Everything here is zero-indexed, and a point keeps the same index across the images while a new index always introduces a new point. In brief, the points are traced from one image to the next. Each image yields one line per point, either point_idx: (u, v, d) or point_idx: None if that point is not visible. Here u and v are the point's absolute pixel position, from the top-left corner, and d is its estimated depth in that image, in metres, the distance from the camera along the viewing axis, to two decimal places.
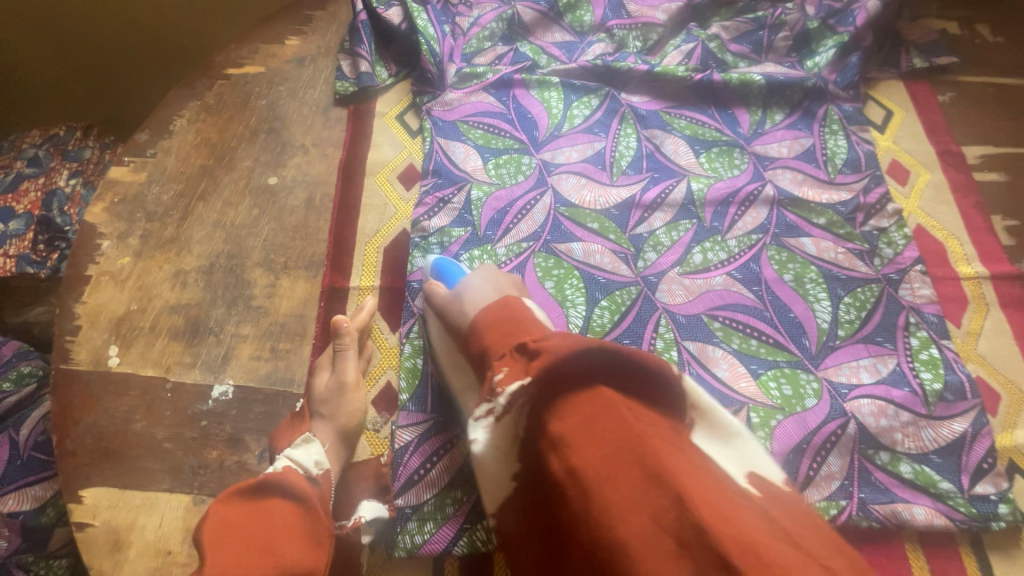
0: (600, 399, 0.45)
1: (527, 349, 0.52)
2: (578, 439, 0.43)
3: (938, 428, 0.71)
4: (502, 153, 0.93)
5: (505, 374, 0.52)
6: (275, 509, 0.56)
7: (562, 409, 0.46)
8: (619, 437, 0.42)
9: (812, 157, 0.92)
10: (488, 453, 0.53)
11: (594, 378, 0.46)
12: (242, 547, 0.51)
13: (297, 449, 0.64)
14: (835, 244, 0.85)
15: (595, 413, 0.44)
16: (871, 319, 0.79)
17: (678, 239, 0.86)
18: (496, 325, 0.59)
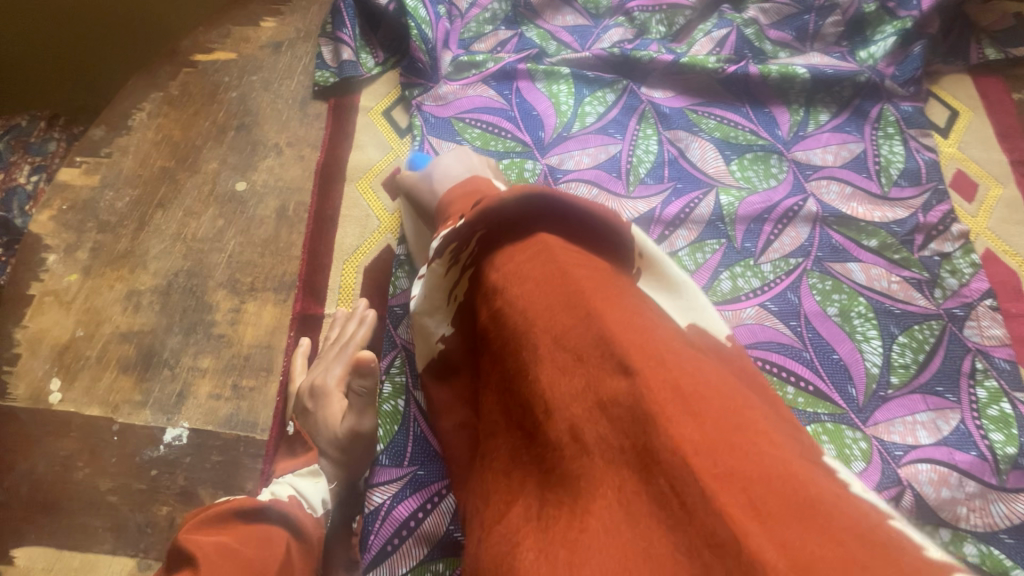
0: (538, 244, 0.35)
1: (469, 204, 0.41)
2: (508, 279, 0.35)
3: (1010, 503, 0.60)
4: (502, 157, 0.81)
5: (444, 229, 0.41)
6: (274, 539, 0.51)
7: (493, 258, 0.37)
8: (549, 278, 0.33)
9: (863, 166, 0.79)
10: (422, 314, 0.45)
11: (536, 224, 0.36)
12: (245, 570, 0.45)
13: (305, 481, 0.60)
14: (888, 272, 0.73)
15: (531, 259, 0.35)
16: (930, 364, 0.68)
17: (703, 262, 0.74)
18: (459, 195, 0.47)
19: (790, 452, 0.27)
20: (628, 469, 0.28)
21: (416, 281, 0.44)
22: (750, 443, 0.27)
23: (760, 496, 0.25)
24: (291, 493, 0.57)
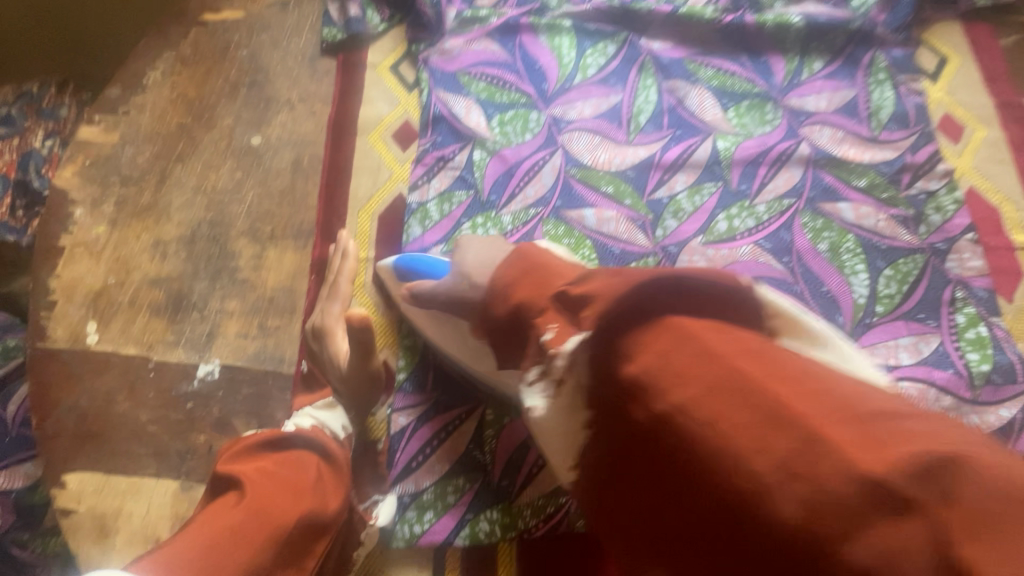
0: (674, 331, 0.38)
1: (570, 300, 0.45)
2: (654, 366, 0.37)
3: (983, 414, 0.66)
4: (507, 108, 0.84)
5: (554, 333, 0.45)
6: (303, 462, 0.54)
7: (638, 340, 0.39)
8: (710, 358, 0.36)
9: (854, 112, 0.82)
10: (548, 419, 0.46)
11: (665, 310, 0.39)
12: (275, 489, 0.50)
13: (324, 411, 0.63)
14: (876, 210, 0.76)
15: (672, 348, 0.37)
16: (913, 294, 0.72)
17: (700, 204, 0.78)
18: (520, 274, 0.50)
19: (992, 468, 0.29)
20: (857, 532, 0.29)
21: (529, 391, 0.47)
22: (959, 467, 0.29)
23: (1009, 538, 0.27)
24: (312, 422, 0.61)
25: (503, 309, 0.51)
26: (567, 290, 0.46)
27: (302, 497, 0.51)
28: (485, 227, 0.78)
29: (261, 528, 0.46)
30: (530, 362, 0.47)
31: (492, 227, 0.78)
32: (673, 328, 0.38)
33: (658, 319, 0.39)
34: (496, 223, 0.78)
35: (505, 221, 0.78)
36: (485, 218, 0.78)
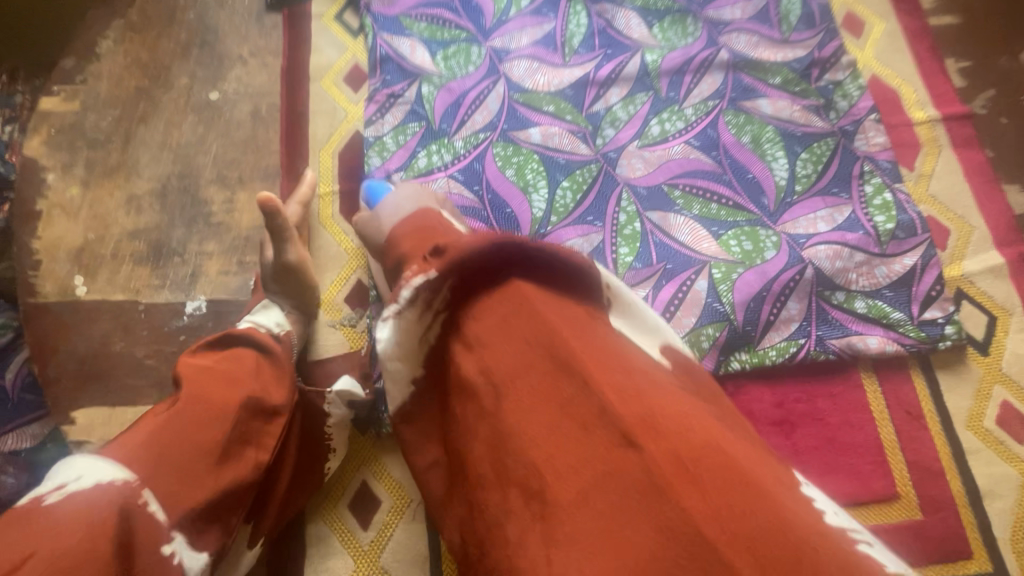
0: (513, 296, 0.45)
1: (438, 249, 0.48)
2: (498, 360, 0.43)
3: (890, 264, 0.74)
4: (449, 44, 0.89)
5: (414, 269, 0.48)
6: (242, 361, 0.58)
7: (471, 322, 0.46)
8: (545, 343, 0.42)
9: (767, 18, 0.89)
10: (394, 351, 0.50)
11: (507, 275, 0.46)
12: (213, 384, 0.53)
13: (258, 313, 0.67)
14: (791, 102, 0.84)
15: (514, 314, 0.44)
16: (827, 172, 0.81)
17: (634, 112, 0.85)
18: (415, 232, 0.57)
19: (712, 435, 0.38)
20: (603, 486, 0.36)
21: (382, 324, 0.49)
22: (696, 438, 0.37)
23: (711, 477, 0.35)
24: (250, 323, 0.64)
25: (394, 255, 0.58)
26: (438, 246, 0.48)
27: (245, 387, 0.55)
28: (440, 153, 0.83)
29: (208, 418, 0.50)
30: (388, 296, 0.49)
31: (445, 152, 0.83)
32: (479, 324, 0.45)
33: (497, 274, 0.46)
34: (450, 148, 0.83)
35: (457, 146, 0.83)
36: (438, 144, 0.84)
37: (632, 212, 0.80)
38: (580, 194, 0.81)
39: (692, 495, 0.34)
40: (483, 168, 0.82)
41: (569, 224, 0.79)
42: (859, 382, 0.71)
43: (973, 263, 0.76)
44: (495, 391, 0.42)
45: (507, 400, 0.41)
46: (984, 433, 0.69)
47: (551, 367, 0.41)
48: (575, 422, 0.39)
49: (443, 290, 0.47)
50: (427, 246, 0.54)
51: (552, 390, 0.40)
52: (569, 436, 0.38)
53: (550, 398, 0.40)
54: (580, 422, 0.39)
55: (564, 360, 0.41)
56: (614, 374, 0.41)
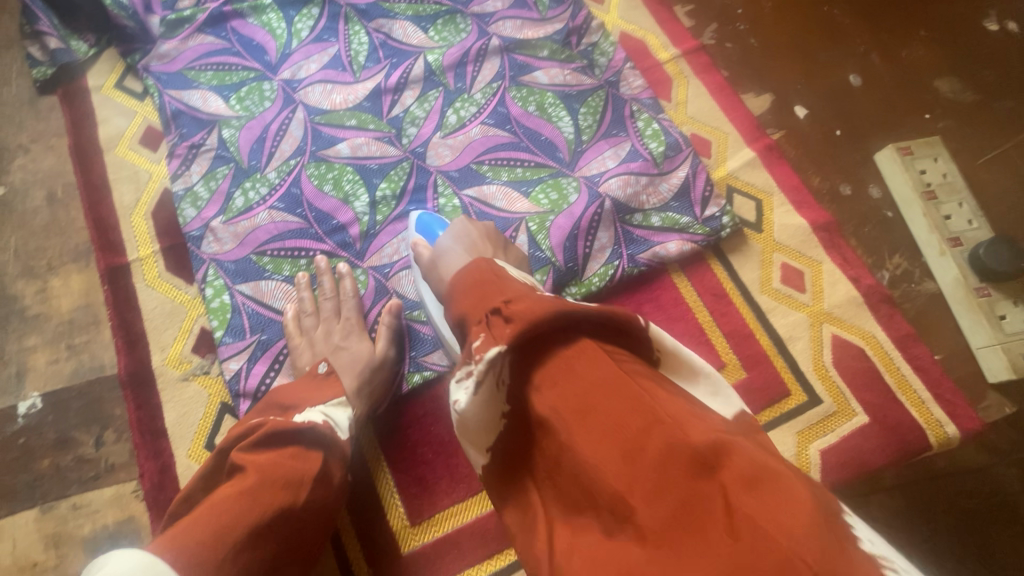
0: (582, 349, 0.49)
1: (502, 314, 0.52)
2: (561, 404, 0.48)
3: (668, 180, 0.87)
4: (240, 86, 0.92)
5: (482, 339, 0.51)
6: (309, 457, 0.59)
7: (537, 382, 0.50)
8: (605, 385, 0.47)
9: (524, 3, 1.01)
10: (469, 413, 0.52)
11: (577, 333, 0.50)
12: (281, 483, 0.55)
13: (335, 410, 0.66)
14: (561, 68, 0.96)
15: (579, 362, 0.48)
16: (604, 118, 0.93)
17: (430, 108, 0.92)
18: (473, 288, 0.57)
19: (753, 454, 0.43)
20: (686, 510, 0.42)
21: (457, 388, 0.52)
22: (755, 463, 0.42)
23: (775, 499, 0.40)
24: (324, 417, 0.63)
25: (455, 310, 0.58)
26: (505, 308, 0.52)
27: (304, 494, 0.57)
28: (255, 188, 0.85)
29: (267, 535, 0.52)
30: (460, 362, 0.53)
31: (261, 186, 0.85)
32: (543, 369, 0.50)
33: (557, 333, 0.50)
34: (265, 182, 0.86)
35: (271, 177, 0.86)
36: (252, 181, 0.86)
37: (450, 194, 0.87)
38: (399, 191, 0.86)
39: (764, 508, 0.39)
40: (301, 190, 0.85)
41: (395, 220, 0.85)
42: (671, 283, 0.83)
43: (734, 162, 0.91)
44: (559, 434, 0.48)
45: (572, 433, 0.47)
46: (775, 293, 0.83)
47: (615, 401, 0.46)
48: (629, 445, 0.45)
49: (512, 357, 0.50)
50: (487, 307, 0.54)
51: (619, 417, 0.46)
52: (636, 458, 0.44)
53: (615, 428, 0.45)
54: (639, 444, 0.44)
55: (630, 398, 0.46)
56: (669, 404, 0.46)
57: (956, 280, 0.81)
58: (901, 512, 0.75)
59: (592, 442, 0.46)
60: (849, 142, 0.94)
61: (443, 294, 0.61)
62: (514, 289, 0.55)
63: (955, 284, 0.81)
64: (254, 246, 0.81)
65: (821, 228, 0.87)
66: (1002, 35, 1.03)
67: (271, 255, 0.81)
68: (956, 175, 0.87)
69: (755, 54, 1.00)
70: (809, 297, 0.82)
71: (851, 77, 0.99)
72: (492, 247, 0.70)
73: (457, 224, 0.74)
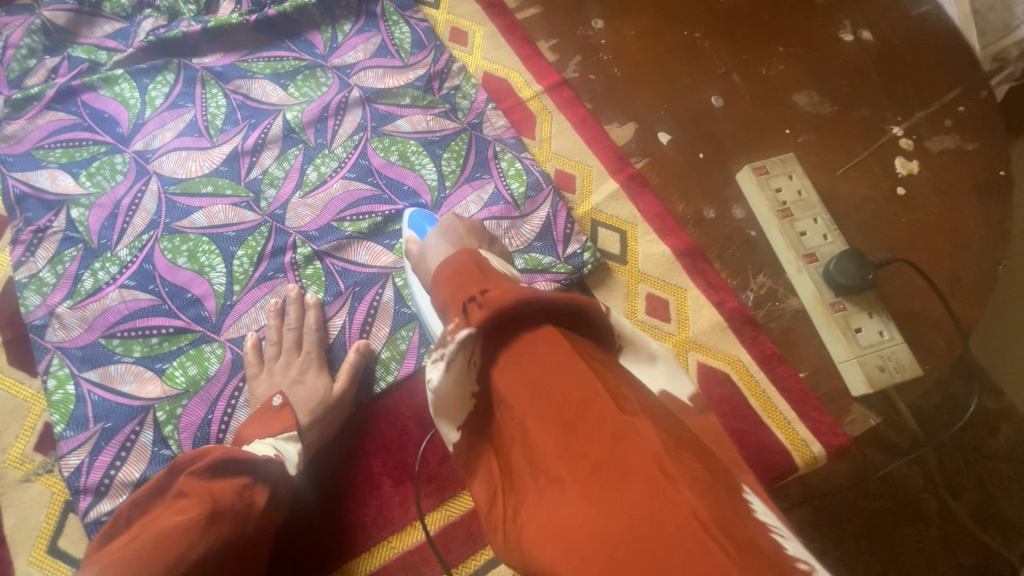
0: (546, 334, 0.46)
1: (476, 300, 0.50)
2: (516, 384, 0.46)
3: (530, 221, 0.87)
4: (90, 162, 0.89)
5: (455, 323, 0.50)
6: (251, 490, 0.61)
7: (502, 361, 0.48)
8: (559, 368, 0.44)
9: (385, 51, 1.01)
10: (441, 390, 0.53)
11: (541, 318, 0.48)
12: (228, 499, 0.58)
13: (286, 446, 0.69)
14: (424, 114, 0.96)
15: (541, 345, 0.46)
16: (467, 162, 0.93)
17: (290, 167, 0.91)
18: (454, 275, 0.56)
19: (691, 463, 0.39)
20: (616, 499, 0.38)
21: (431, 368, 0.52)
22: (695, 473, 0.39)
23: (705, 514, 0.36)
24: (275, 453, 0.66)
25: (438, 297, 0.56)
26: (483, 292, 0.51)
27: (221, 530, 0.56)
28: (105, 268, 0.82)
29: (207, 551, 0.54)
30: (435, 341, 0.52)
31: (111, 265, 0.83)
32: (512, 347, 0.47)
33: (533, 320, 0.48)
34: (115, 261, 0.83)
35: (122, 255, 0.83)
36: (102, 261, 0.83)
37: (309, 254, 0.85)
38: (256, 258, 0.84)
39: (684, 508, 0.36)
40: (154, 265, 0.83)
41: (253, 287, 0.83)
42: None
43: (598, 196, 0.91)
44: (511, 405, 0.46)
45: (519, 410, 0.45)
46: (641, 324, 0.83)
47: (569, 380, 0.44)
48: (569, 418, 0.42)
49: (483, 342, 0.49)
50: (468, 292, 0.52)
51: (567, 392, 0.43)
52: (576, 428, 0.42)
53: (557, 400, 0.43)
54: (580, 415, 0.42)
55: (577, 386, 0.43)
56: (616, 386, 0.44)
57: (813, 296, 0.82)
58: (813, 525, 0.76)
59: (542, 427, 0.43)
60: (712, 163, 0.94)
61: (431, 287, 0.58)
62: (496, 278, 0.55)
63: (813, 300, 0.82)
64: (102, 329, 0.79)
65: (685, 254, 0.87)
66: (857, 45, 1.06)
67: (120, 336, 0.78)
68: (811, 190, 0.88)
69: (618, 83, 1.01)
70: (673, 326, 0.83)
71: (713, 98, 1.00)
72: (478, 240, 0.71)
73: (444, 220, 0.75)
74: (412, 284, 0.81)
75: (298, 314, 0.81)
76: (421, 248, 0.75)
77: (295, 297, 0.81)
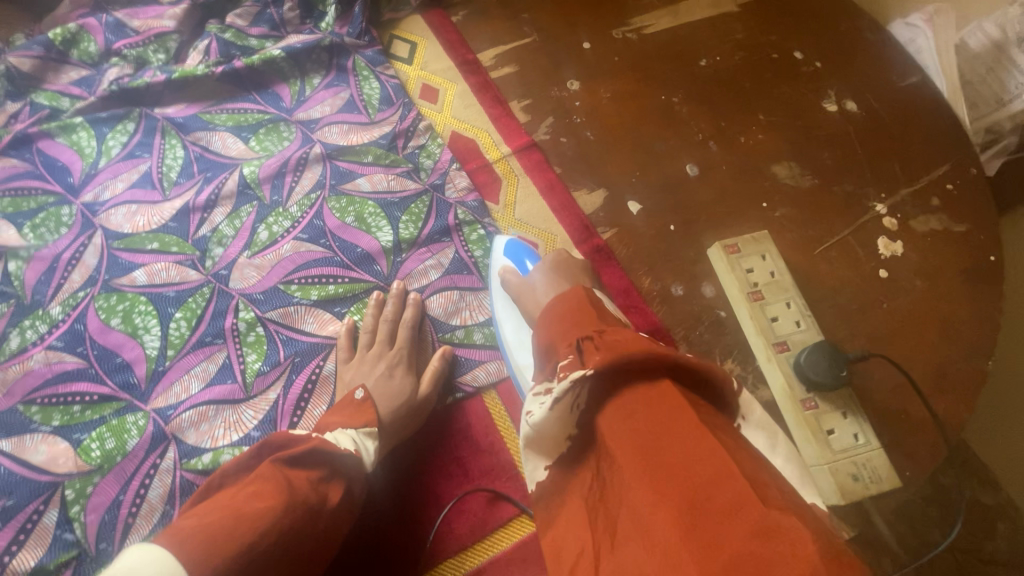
0: (661, 390, 0.51)
1: (593, 343, 0.56)
2: (623, 435, 0.50)
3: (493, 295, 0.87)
4: (36, 213, 0.86)
5: (569, 361, 0.56)
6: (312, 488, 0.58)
7: (610, 407, 0.53)
8: (662, 420, 0.49)
9: (353, 106, 0.99)
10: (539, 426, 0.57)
11: (658, 372, 0.52)
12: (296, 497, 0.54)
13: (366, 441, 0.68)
14: (386, 174, 0.93)
15: (656, 403, 0.50)
16: (427, 225, 0.90)
17: (241, 226, 0.88)
18: (569, 314, 0.63)
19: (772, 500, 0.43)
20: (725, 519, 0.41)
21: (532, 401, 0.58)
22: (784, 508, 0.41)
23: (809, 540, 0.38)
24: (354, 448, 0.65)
25: (549, 329, 0.64)
26: (601, 337, 0.57)
27: None
28: (34, 327, 0.78)
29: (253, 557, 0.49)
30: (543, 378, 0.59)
31: (41, 324, 0.79)
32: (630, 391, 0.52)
33: (653, 374, 0.52)
34: (46, 319, 0.79)
35: (54, 313, 0.79)
36: (33, 318, 0.79)
37: (252, 318, 0.81)
38: (195, 321, 0.80)
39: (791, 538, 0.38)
40: (85, 325, 0.79)
41: (188, 353, 0.78)
42: (480, 401, 0.82)
43: None
44: (625, 476, 0.48)
45: (632, 480, 0.47)
46: None
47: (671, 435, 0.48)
48: (692, 494, 0.43)
49: (596, 383, 0.54)
50: (579, 332, 0.60)
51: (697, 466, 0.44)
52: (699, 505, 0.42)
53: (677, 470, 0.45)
54: (704, 492, 0.43)
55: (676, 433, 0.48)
56: (751, 470, 0.45)
57: (784, 388, 0.76)
58: None
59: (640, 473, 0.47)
60: (683, 236, 0.90)
61: (539, 321, 0.67)
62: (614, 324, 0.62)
63: (783, 391, 0.76)
64: (23, 395, 0.74)
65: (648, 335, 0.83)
66: (841, 115, 1.03)
67: (40, 403, 0.74)
68: (784, 271, 0.83)
69: (591, 148, 0.98)
70: None
71: (687, 167, 0.96)
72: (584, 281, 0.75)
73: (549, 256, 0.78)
74: (495, 302, 0.83)
75: (396, 310, 0.82)
76: (523, 280, 0.77)
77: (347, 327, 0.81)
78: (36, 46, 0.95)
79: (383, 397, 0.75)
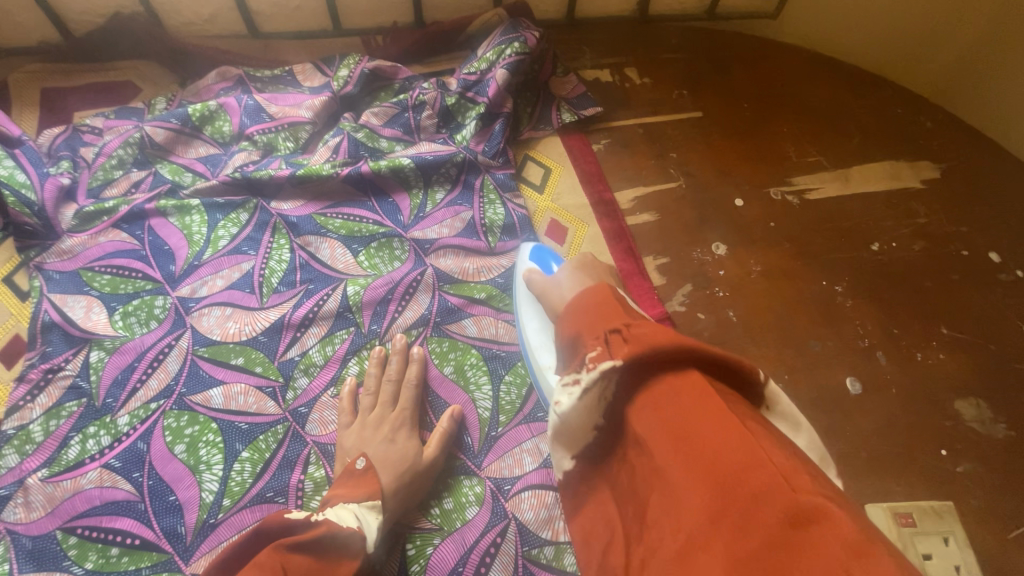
0: (693, 383, 0.47)
1: (620, 333, 0.51)
2: (652, 425, 0.47)
3: None
4: (131, 298, 0.82)
5: (597, 352, 0.51)
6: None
7: (638, 401, 0.49)
8: (691, 416, 0.46)
9: (472, 232, 0.90)
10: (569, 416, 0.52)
11: (686, 362, 0.49)
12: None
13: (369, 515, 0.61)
14: (496, 319, 0.84)
15: (686, 394, 0.47)
16: (530, 396, 0.79)
17: (332, 354, 0.80)
18: (588, 306, 0.55)
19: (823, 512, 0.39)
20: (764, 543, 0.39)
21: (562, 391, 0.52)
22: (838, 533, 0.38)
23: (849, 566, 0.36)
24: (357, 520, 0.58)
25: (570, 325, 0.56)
26: (626, 328, 0.51)
27: None
28: (97, 437, 0.72)
29: None
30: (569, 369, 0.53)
31: (104, 435, 0.72)
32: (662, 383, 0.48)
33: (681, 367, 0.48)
34: (111, 429, 0.73)
35: (120, 424, 0.73)
36: (98, 425, 0.73)
37: (321, 478, 0.72)
38: (260, 467, 0.72)
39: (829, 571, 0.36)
40: (147, 447, 0.72)
41: (245, 508, 0.69)
42: None
43: None
44: (654, 458, 0.47)
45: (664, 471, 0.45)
46: None
47: (709, 423, 0.45)
48: (721, 481, 0.42)
49: (624, 373, 0.50)
50: (605, 325, 0.52)
51: (724, 454, 0.43)
52: (726, 499, 0.42)
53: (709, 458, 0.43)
54: (737, 480, 0.42)
55: (708, 429, 0.44)
56: (779, 455, 0.43)
57: None
58: None
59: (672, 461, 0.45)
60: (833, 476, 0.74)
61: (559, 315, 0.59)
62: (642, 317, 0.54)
63: None
64: (65, 519, 0.67)
65: None
66: None
67: (79, 535, 0.67)
68: (972, 567, 0.70)
69: (731, 333, 0.84)
70: None
71: (849, 382, 0.81)
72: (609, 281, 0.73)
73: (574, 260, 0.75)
74: (519, 303, 0.80)
75: (402, 366, 0.78)
76: (546, 278, 0.74)
77: (348, 398, 0.75)
78: (174, 118, 0.92)
79: (385, 466, 0.68)
